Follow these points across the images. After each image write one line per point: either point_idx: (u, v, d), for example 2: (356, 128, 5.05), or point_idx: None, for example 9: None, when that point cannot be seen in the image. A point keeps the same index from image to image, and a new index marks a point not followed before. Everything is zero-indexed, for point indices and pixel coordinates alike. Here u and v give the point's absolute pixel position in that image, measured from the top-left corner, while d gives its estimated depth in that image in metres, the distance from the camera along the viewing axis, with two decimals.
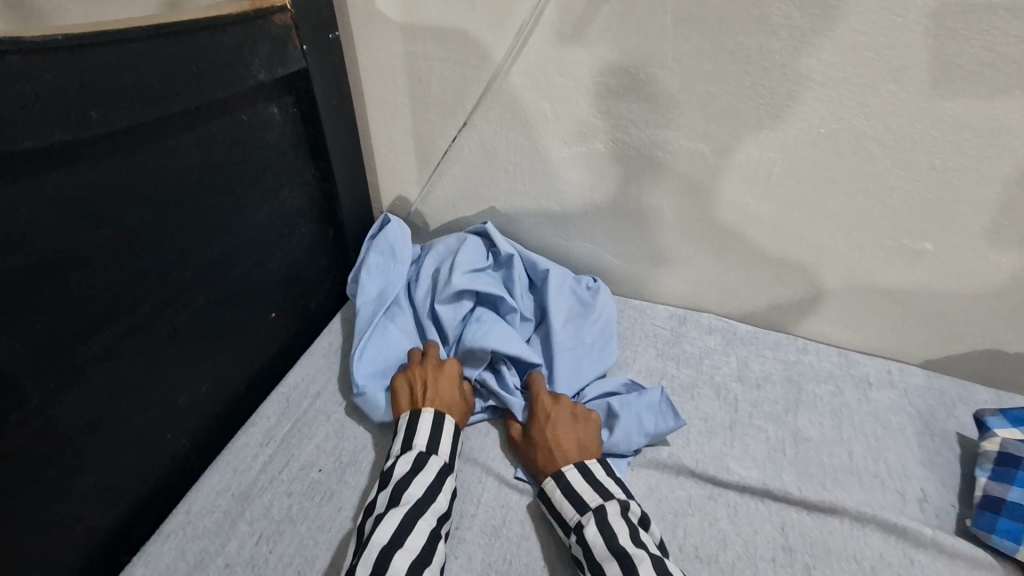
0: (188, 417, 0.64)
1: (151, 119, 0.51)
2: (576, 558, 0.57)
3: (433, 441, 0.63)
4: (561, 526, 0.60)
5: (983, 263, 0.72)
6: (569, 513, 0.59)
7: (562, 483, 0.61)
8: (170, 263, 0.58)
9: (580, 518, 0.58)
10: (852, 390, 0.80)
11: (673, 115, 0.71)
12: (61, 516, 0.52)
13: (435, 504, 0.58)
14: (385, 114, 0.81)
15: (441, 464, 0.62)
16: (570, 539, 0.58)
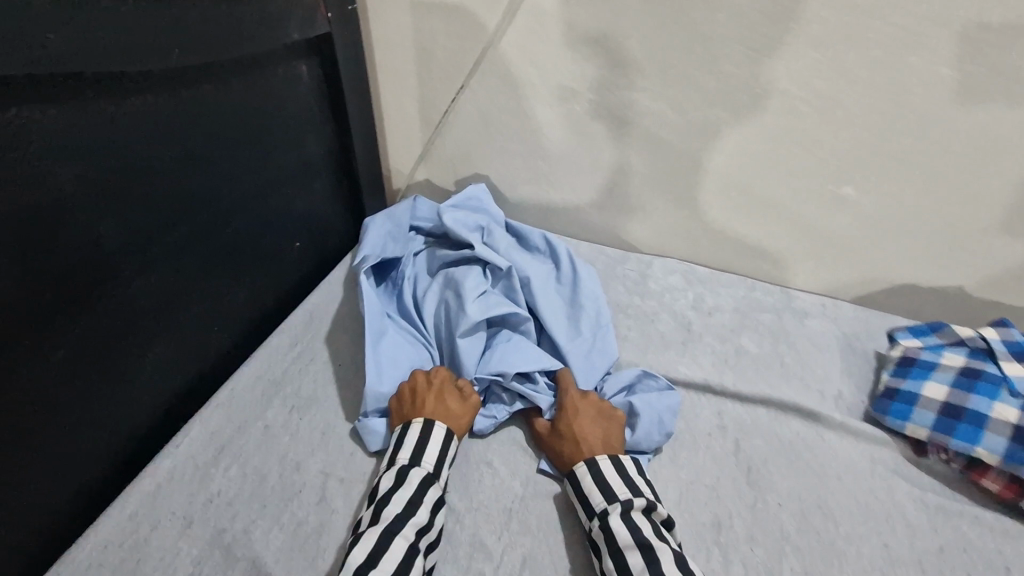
0: (232, 319, 0.77)
1: (211, 62, 0.64)
2: (595, 546, 0.60)
3: (418, 453, 0.64)
4: (586, 513, 0.62)
5: (899, 209, 0.84)
6: (596, 500, 0.62)
7: (592, 469, 0.64)
8: (220, 188, 0.70)
9: (609, 508, 0.61)
10: (790, 317, 0.93)
11: (637, 79, 0.84)
12: (136, 380, 0.65)
13: (415, 516, 0.58)
14: (394, 80, 0.95)
15: (423, 478, 0.62)
16: (594, 524, 0.61)
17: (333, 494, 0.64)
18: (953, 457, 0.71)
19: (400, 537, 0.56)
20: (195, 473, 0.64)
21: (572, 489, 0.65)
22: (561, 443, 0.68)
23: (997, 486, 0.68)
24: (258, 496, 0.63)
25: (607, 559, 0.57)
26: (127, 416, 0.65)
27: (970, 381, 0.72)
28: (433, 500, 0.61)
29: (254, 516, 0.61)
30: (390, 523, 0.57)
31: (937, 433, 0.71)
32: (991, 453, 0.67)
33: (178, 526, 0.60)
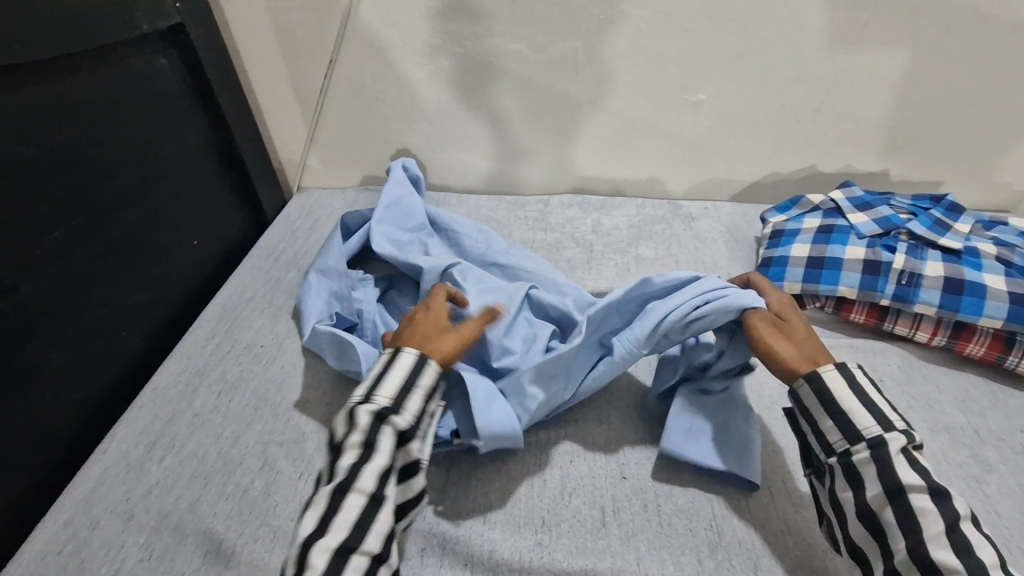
0: (136, 318, 0.78)
1: (65, 52, 0.66)
2: (854, 474, 0.51)
3: (375, 387, 0.56)
4: (843, 432, 0.52)
5: (742, 103, 0.95)
6: (862, 423, 0.52)
7: (854, 380, 0.54)
8: (100, 181, 0.71)
9: (887, 434, 0.50)
10: (679, 222, 1.01)
11: (493, 25, 0.89)
12: (45, 385, 0.65)
13: (371, 461, 0.52)
14: (263, 68, 0.96)
15: (374, 419, 0.54)
16: (860, 449, 0.51)
17: (274, 458, 0.65)
18: (825, 301, 0.81)
19: (356, 491, 0.50)
20: (130, 470, 0.64)
21: (812, 394, 0.55)
22: (782, 344, 0.59)
23: (862, 316, 0.79)
24: (199, 475, 0.63)
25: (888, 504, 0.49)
26: (44, 425, 0.65)
27: (826, 236, 0.82)
28: (391, 439, 0.54)
29: (198, 494, 0.61)
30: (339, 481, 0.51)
31: (808, 284, 0.80)
32: (850, 288, 0.78)
33: (120, 520, 0.59)
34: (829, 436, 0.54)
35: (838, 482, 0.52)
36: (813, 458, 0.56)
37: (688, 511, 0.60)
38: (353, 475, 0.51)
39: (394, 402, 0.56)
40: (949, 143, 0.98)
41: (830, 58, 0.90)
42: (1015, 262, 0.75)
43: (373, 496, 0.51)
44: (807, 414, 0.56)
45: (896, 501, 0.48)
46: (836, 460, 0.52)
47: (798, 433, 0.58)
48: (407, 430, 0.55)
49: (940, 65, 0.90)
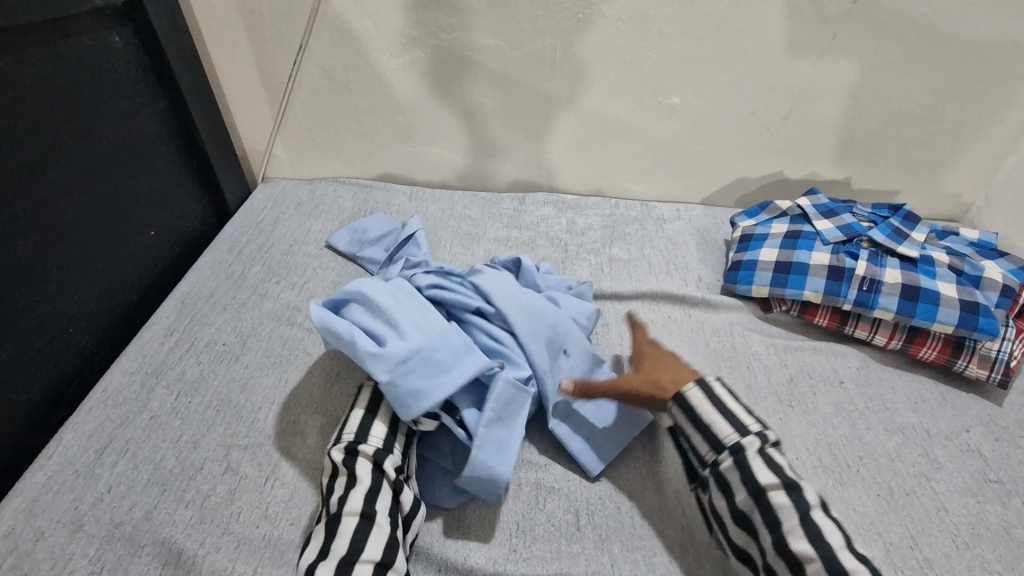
0: (85, 313, 0.73)
1: (8, 28, 0.60)
2: (721, 483, 0.55)
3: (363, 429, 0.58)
4: (710, 444, 0.57)
5: (713, 108, 0.97)
6: (723, 435, 0.57)
7: (713, 395, 0.60)
8: (48, 164, 0.67)
9: (743, 440, 0.55)
10: (652, 224, 1.01)
11: (471, 18, 0.87)
12: None
13: (358, 487, 0.53)
14: (228, 49, 0.92)
15: (346, 456, 0.55)
16: (724, 458, 0.56)
17: (238, 462, 0.62)
18: (791, 305, 0.83)
19: (348, 515, 0.51)
20: (79, 476, 0.60)
21: (681, 414, 0.60)
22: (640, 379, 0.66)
23: (825, 319, 0.82)
24: (156, 481, 0.60)
25: (754, 514, 0.52)
26: None
27: (793, 241, 0.84)
28: (368, 464, 0.55)
29: (154, 502, 0.58)
30: (332, 512, 0.52)
31: (775, 288, 0.83)
32: (815, 293, 0.80)
33: (68, 530, 0.56)
34: (701, 450, 0.58)
35: (713, 491, 0.56)
36: (695, 473, 0.61)
37: (658, 512, 0.61)
38: (341, 502, 0.52)
39: (358, 434, 0.57)
40: (906, 154, 1.03)
41: (801, 67, 0.92)
42: (965, 271, 0.79)
43: (365, 513, 0.51)
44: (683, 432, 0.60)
45: (755, 499, 0.52)
46: (708, 470, 0.57)
47: (683, 450, 0.63)
48: (376, 456, 0.55)
49: (900, 79, 0.93)
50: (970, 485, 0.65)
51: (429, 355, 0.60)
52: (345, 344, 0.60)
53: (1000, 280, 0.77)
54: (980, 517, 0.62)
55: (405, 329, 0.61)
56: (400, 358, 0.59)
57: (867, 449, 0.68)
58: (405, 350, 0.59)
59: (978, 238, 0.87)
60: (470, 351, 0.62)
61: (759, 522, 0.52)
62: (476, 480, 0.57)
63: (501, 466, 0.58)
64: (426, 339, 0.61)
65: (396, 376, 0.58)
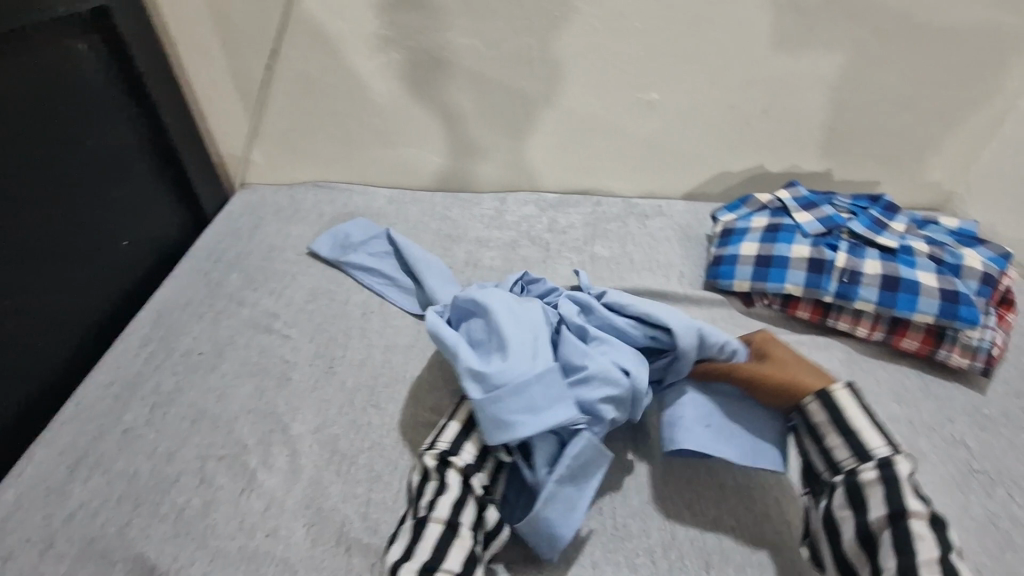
0: (58, 327, 0.72)
1: None
2: (854, 494, 0.52)
3: (461, 441, 0.58)
4: (854, 452, 0.54)
5: (692, 103, 0.97)
6: (873, 444, 0.53)
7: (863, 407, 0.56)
8: (14, 176, 0.66)
9: (894, 456, 0.52)
10: (634, 221, 1.01)
11: (445, 18, 0.86)
12: None
13: (445, 494, 0.54)
14: (201, 55, 0.91)
15: (438, 463, 0.57)
16: (868, 468, 0.52)
17: (214, 474, 0.61)
18: (773, 299, 0.83)
19: (433, 520, 0.52)
20: (50, 493, 0.59)
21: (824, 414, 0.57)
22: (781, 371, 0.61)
23: (807, 312, 0.82)
24: (130, 495, 0.59)
25: (885, 530, 0.49)
26: None
27: (773, 234, 0.84)
28: (457, 475, 0.56)
29: (128, 517, 0.57)
30: (420, 514, 0.54)
31: (756, 282, 0.82)
32: (796, 286, 0.80)
33: (39, 548, 0.55)
34: (836, 454, 0.55)
35: (837, 500, 0.53)
36: (815, 478, 0.57)
37: (642, 512, 0.60)
38: (428, 506, 0.54)
39: (453, 446, 0.58)
40: (886, 145, 1.03)
41: (778, 60, 0.92)
42: (945, 260, 0.79)
43: (450, 523, 0.52)
44: (816, 434, 0.57)
45: (897, 521, 0.49)
46: (841, 478, 0.53)
47: (803, 452, 0.59)
48: (468, 468, 0.56)
49: (877, 70, 0.93)
50: (954, 476, 0.65)
51: (525, 390, 0.57)
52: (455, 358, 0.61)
53: (979, 268, 0.77)
54: (964, 508, 0.62)
55: (512, 354, 0.60)
56: (495, 382, 0.58)
57: None
58: (503, 377, 0.58)
59: (959, 226, 0.87)
60: (565, 400, 0.58)
61: (888, 543, 0.49)
62: (535, 534, 0.54)
63: (566, 527, 0.55)
64: (531, 368, 0.59)
65: (485, 399, 0.57)
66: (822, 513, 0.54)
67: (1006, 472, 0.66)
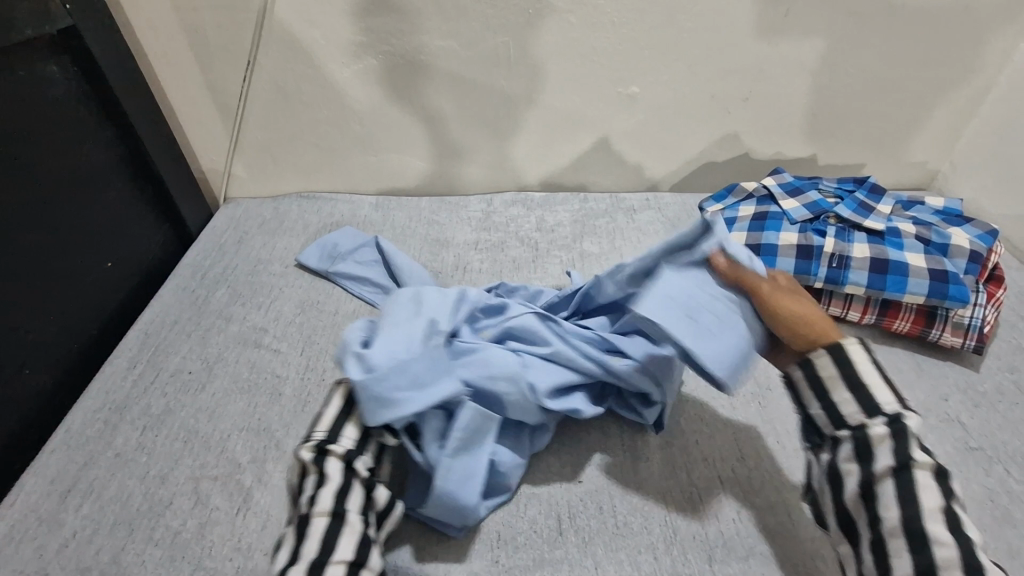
0: (42, 353, 0.71)
1: None
2: (862, 448, 0.51)
3: (336, 430, 0.56)
4: (860, 406, 0.52)
5: (673, 95, 0.96)
6: (884, 399, 0.52)
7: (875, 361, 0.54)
8: None
9: (904, 412, 0.51)
10: (622, 215, 1.01)
11: (421, 21, 0.86)
12: None
13: (326, 485, 0.52)
14: (176, 70, 0.90)
15: (315, 454, 0.54)
16: (877, 424, 0.51)
17: (208, 494, 0.60)
18: None
19: (317, 514, 0.50)
20: (42, 523, 0.58)
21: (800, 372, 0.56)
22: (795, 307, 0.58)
23: None
24: (124, 521, 0.58)
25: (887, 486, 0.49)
26: None
27: (760, 223, 0.84)
28: (337, 463, 0.53)
29: (123, 543, 0.56)
30: (301, 513, 0.51)
31: None
32: (786, 273, 0.79)
33: None
34: (842, 408, 0.53)
35: (843, 453, 0.52)
36: (814, 432, 0.56)
37: (642, 508, 0.60)
38: (310, 501, 0.51)
39: (330, 434, 0.55)
40: (869, 127, 1.03)
41: (757, 48, 0.92)
42: (932, 240, 0.79)
43: (335, 513, 0.50)
44: (818, 388, 0.55)
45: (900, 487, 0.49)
46: (849, 433, 0.52)
47: (800, 406, 0.57)
48: (350, 454, 0.54)
49: (856, 52, 0.93)
50: (952, 455, 0.65)
51: (411, 367, 0.57)
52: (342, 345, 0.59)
53: (967, 246, 0.77)
54: (963, 486, 0.62)
55: (399, 334, 0.59)
56: (380, 362, 0.56)
57: None
58: (389, 355, 0.57)
59: (944, 206, 0.87)
60: (450, 373, 0.59)
61: (891, 494, 0.48)
62: (444, 510, 0.55)
63: (466, 495, 0.55)
64: (411, 347, 0.58)
65: (371, 378, 0.55)
66: (825, 467, 0.53)
67: (1003, 447, 0.66)
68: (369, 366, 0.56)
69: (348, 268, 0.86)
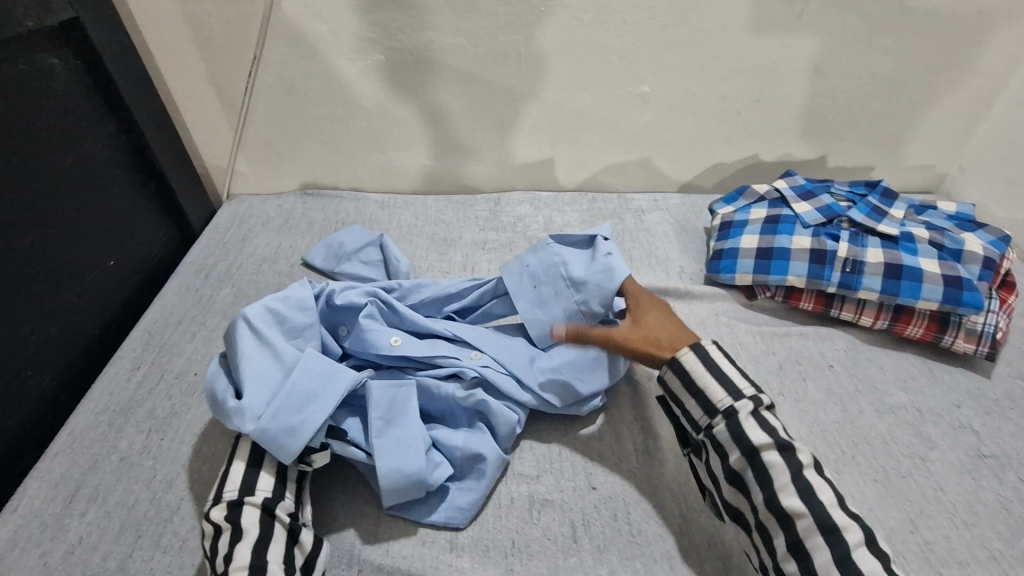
0: (43, 354, 0.69)
1: None
2: (716, 450, 0.55)
3: (248, 482, 0.53)
4: (703, 409, 0.56)
5: (684, 95, 0.95)
6: (717, 396, 0.56)
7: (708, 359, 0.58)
8: None
9: (737, 403, 0.55)
10: (630, 216, 1.00)
11: (429, 16, 0.84)
12: None
13: (244, 540, 0.49)
14: (179, 65, 0.88)
15: (228, 511, 0.51)
16: (718, 421, 0.55)
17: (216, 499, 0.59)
18: (775, 291, 0.82)
19: (237, 569, 0.47)
20: (46, 529, 0.57)
21: (679, 368, 0.58)
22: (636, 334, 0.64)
23: (810, 303, 0.81)
24: (131, 527, 0.57)
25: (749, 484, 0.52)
26: None
27: (773, 226, 0.83)
28: (256, 512, 0.51)
29: (129, 549, 0.55)
30: (219, 572, 0.48)
31: (758, 275, 0.81)
32: (799, 278, 0.79)
33: None
34: (693, 414, 0.57)
35: (710, 456, 0.56)
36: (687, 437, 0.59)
37: (655, 515, 0.59)
38: (225, 560, 0.48)
39: (243, 487, 0.52)
40: (879, 129, 1.02)
41: (770, 49, 0.91)
42: (946, 245, 0.79)
43: (253, 566, 0.48)
44: (674, 398, 0.59)
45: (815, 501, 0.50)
46: (702, 437, 0.56)
47: (674, 416, 0.61)
48: (267, 503, 0.52)
49: (869, 54, 0.93)
50: (965, 463, 0.65)
51: (293, 388, 0.57)
52: (214, 406, 0.57)
53: (981, 252, 0.77)
54: (977, 494, 0.62)
55: (262, 366, 0.58)
56: (260, 404, 0.55)
57: (860, 433, 0.68)
58: (262, 390, 0.56)
59: (956, 211, 0.87)
60: (336, 373, 0.60)
61: (753, 479, 0.52)
62: (398, 487, 0.56)
63: (410, 463, 0.57)
64: (283, 376, 0.58)
65: (263, 423, 0.54)
66: (704, 467, 0.57)
67: (1015, 455, 0.66)
68: (258, 412, 0.55)
69: (356, 267, 0.85)
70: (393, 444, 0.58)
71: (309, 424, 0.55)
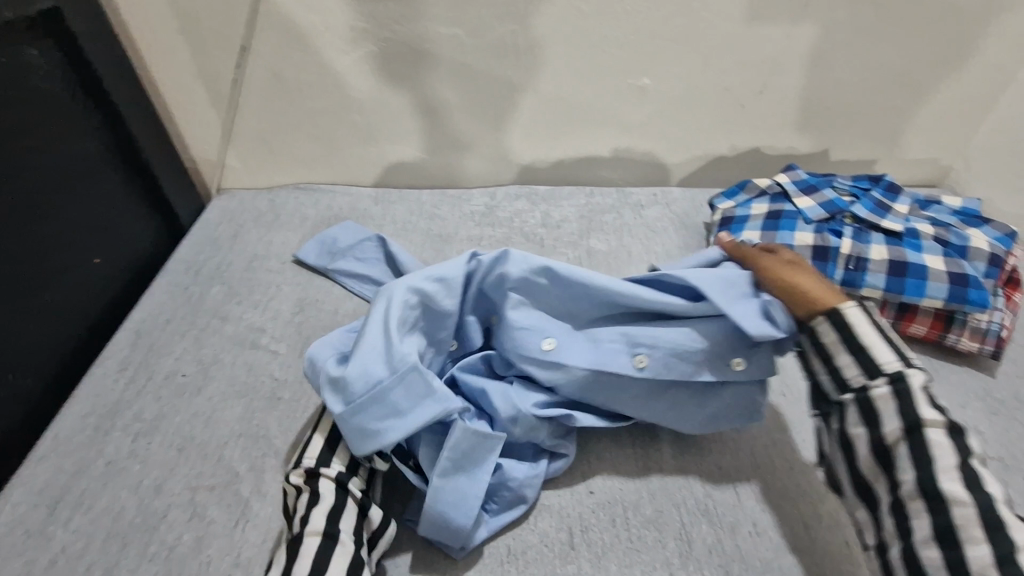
0: (26, 356, 0.68)
1: None
2: (862, 415, 0.52)
3: (328, 452, 0.56)
4: (861, 368, 0.53)
5: (685, 87, 0.93)
6: (883, 357, 0.53)
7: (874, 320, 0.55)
8: None
9: (904, 369, 0.51)
10: (630, 211, 0.98)
11: (424, 6, 0.82)
12: None
13: (320, 503, 0.51)
14: (166, 56, 0.85)
15: (307, 480, 0.54)
16: (878, 384, 0.52)
17: (205, 505, 0.58)
18: None
19: (312, 534, 0.49)
20: (29, 537, 0.55)
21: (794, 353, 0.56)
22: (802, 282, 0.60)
23: None
24: (117, 535, 0.55)
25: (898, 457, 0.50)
26: None
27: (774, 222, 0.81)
28: (330, 483, 0.53)
29: (116, 558, 0.54)
30: (296, 532, 0.50)
31: None
32: None
33: None
34: (845, 372, 0.54)
35: (850, 418, 0.53)
36: (822, 399, 0.57)
37: (656, 520, 0.58)
38: (301, 521, 0.50)
39: (320, 459, 0.55)
40: (883, 121, 1.00)
41: (773, 39, 0.89)
42: (951, 242, 0.77)
43: (327, 532, 0.49)
44: (821, 351, 0.56)
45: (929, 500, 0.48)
46: (852, 397, 0.53)
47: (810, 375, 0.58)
48: (343, 476, 0.54)
49: (874, 45, 0.90)
50: None
51: (387, 391, 0.54)
52: (317, 367, 0.58)
53: (987, 248, 0.75)
54: None
55: (375, 348, 0.56)
56: (357, 390, 0.54)
57: None
58: (365, 376, 0.55)
59: (962, 206, 0.85)
60: (435, 395, 0.55)
61: (905, 453, 0.49)
62: (438, 532, 0.54)
63: (460, 515, 0.53)
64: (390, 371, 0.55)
65: (346, 411, 0.54)
66: (836, 434, 0.55)
67: None
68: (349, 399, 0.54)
69: (348, 265, 0.83)
70: (449, 491, 0.54)
71: (383, 434, 0.53)
